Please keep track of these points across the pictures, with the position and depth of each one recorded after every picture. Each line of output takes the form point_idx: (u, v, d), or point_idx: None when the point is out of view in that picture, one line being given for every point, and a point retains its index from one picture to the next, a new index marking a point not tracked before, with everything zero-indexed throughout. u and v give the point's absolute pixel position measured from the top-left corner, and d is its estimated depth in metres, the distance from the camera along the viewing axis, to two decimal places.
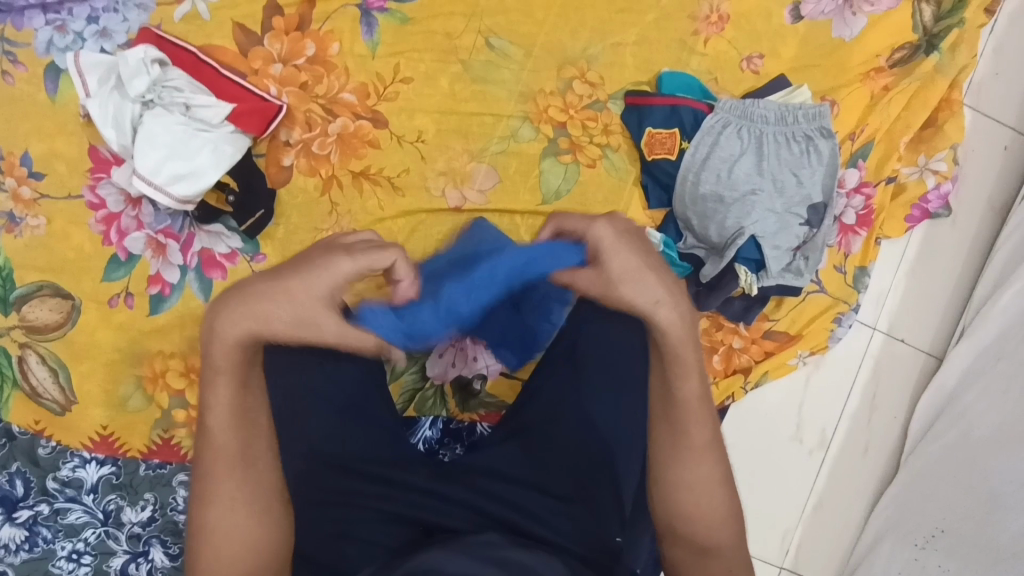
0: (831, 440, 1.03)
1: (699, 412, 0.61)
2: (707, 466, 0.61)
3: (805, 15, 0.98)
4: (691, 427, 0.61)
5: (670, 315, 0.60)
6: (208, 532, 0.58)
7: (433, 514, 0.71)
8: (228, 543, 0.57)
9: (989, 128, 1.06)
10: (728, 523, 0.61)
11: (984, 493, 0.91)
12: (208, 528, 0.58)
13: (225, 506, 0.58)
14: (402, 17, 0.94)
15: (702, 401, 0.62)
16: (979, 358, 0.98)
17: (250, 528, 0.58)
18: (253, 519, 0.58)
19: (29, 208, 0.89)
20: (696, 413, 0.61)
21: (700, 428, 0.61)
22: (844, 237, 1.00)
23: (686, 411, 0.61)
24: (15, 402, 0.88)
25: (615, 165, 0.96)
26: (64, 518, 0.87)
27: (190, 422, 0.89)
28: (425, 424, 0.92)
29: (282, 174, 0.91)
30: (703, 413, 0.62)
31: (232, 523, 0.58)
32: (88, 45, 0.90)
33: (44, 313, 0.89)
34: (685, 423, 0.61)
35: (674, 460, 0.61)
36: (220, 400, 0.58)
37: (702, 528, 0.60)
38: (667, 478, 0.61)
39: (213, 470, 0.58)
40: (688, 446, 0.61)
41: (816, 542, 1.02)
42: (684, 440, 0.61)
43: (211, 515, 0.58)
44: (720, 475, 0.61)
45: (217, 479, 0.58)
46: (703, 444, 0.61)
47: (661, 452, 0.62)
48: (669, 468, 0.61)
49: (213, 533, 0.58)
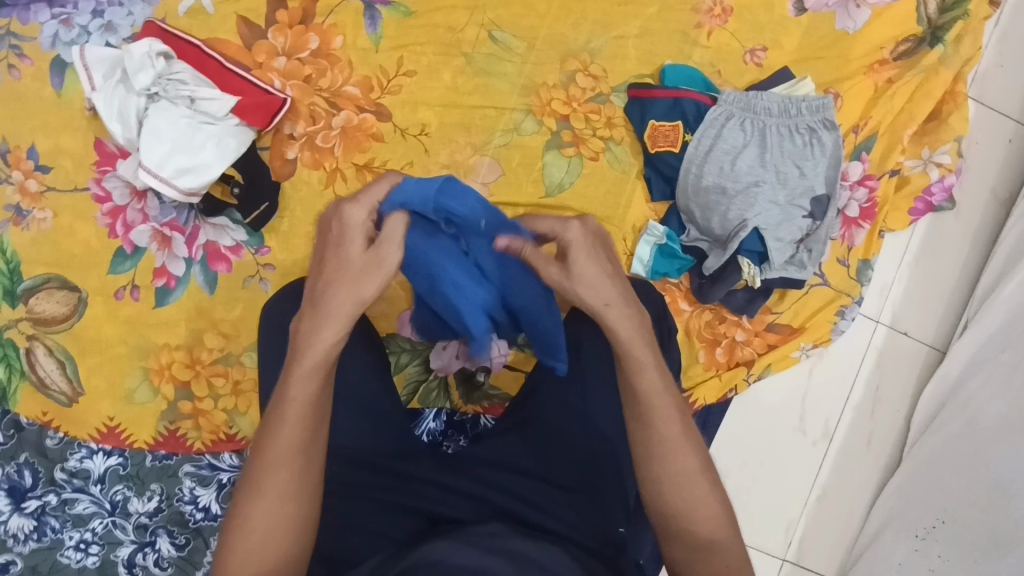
0: (834, 432, 1.03)
1: (669, 404, 0.60)
2: (682, 459, 0.58)
3: (808, 9, 0.98)
4: (658, 417, 0.59)
5: (619, 316, 0.62)
6: (252, 524, 0.54)
7: (434, 502, 0.73)
8: (261, 540, 0.54)
9: (992, 120, 1.05)
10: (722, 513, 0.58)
11: (987, 485, 0.89)
12: (251, 519, 0.54)
13: (279, 499, 0.55)
14: (404, 10, 0.94)
15: (666, 391, 0.60)
16: (985, 347, 0.98)
17: (285, 532, 0.55)
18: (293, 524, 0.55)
19: (35, 201, 0.90)
20: (662, 403, 0.59)
21: (669, 421, 0.59)
22: (846, 230, 1.00)
23: (656, 402, 0.59)
24: (22, 393, 0.89)
25: (617, 158, 0.96)
26: (72, 508, 0.88)
27: (196, 414, 0.90)
28: (428, 416, 0.93)
29: (286, 167, 0.92)
30: (670, 405, 0.60)
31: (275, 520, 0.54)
32: (93, 40, 0.90)
33: (51, 305, 0.90)
34: (649, 415, 0.59)
35: (657, 455, 0.58)
36: (300, 390, 0.57)
37: (677, 526, 0.58)
38: (656, 471, 0.58)
39: (272, 459, 0.55)
40: (653, 445, 0.59)
41: (819, 534, 1.03)
42: (653, 433, 0.59)
43: (259, 511, 0.54)
44: (700, 468, 0.58)
45: (264, 471, 0.55)
46: (672, 434, 0.59)
47: (638, 451, 0.60)
48: (647, 464, 0.59)
49: (250, 528, 0.54)
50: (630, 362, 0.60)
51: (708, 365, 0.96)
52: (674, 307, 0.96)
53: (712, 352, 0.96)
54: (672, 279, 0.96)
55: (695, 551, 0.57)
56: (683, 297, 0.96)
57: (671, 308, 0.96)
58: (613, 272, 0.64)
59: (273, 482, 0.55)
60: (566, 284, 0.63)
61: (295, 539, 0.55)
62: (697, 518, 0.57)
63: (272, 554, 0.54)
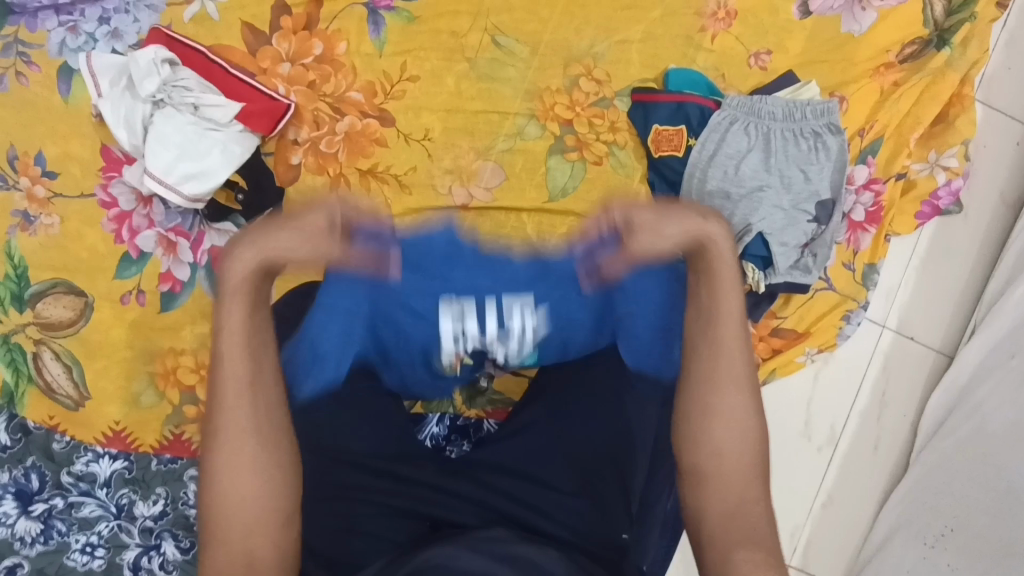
0: (839, 438, 1.03)
1: (735, 335, 0.61)
2: (732, 401, 0.60)
3: (813, 11, 0.97)
4: (724, 351, 0.61)
5: (717, 232, 0.63)
6: (220, 473, 0.55)
7: (440, 509, 0.72)
8: (246, 485, 0.55)
9: (1001, 123, 1.04)
10: (752, 472, 0.59)
11: (1000, 491, 0.88)
12: (223, 454, 0.55)
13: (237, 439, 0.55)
14: (407, 16, 0.94)
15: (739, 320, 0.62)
16: (994, 351, 0.96)
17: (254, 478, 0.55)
18: (262, 466, 0.56)
19: (42, 207, 0.91)
20: (731, 339, 0.61)
21: (730, 359, 0.61)
22: (852, 234, 0.99)
23: (725, 328, 0.61)
24: (30, 398, 0.89)
25: (621, 163, 0.96)
26: (78, 512, 0.88)
27: (201, 418, 0.91)
28: (432, 421, 0.93)
29: (290, 173, 0.92)
30: (740, 349, 0.62)
31: (238, 464, 0.55)
32: (100, 47, 0.91)
33: (58, 310, 0.90)
34: (716, 345, 0.61)
35: (713, 391, 0.60)
36: (232, 318, 0.57)
37: (711, 467, 0.59)
38: (712, 411, 0.60)
39: (223, 400, 0.56)
40: (711, 379, 0.60)
41: (824, 541, 1.02)
42: (717, 367, 0.60)
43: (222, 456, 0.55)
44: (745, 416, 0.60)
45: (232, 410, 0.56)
46: (736, 374, 0.61)
47: (692, 378, 0.61)
48: (704, 395, 0.60)
49: (221, 475, 0.55)
50: (712, 286, 0.63)
51: None
52: None
53: None
54: None
55: (733, 506, 0.59)
56: None
57: None
58: (666, 204, 0.64)
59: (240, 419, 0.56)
60: (655, 225, 0.62)
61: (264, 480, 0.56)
62: (731, 471, 0.59)
63: (253, 489, 0.55)
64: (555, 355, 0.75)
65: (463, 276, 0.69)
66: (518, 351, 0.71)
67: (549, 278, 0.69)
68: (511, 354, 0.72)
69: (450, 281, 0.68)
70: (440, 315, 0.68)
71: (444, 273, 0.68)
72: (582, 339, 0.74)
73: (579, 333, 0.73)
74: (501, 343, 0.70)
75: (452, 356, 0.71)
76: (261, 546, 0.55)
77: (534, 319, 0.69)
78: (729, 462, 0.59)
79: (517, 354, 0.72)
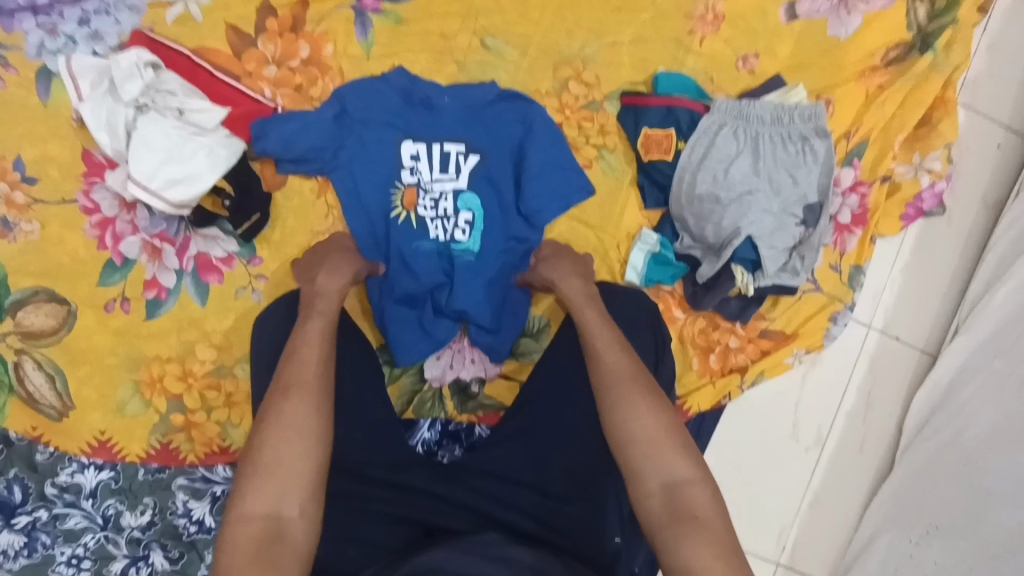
0: (827, 437, 1.04)
1: (608, 341, 0.69)
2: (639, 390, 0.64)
3: (800, 15, 0.98)
4: (604, 356, 0.68)
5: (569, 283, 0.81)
6: (285, 417, 0.62)
7: (431, 515, 0.72)
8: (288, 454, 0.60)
9: (982, 125, 1.06)
10: (688, 458, 0.61)
11: (977, 491, 0.92)
12: (288, 419, 0.62)
13: (303, 392, 0.64)
14: (396, 18, 0.93)
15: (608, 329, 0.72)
16: (977, 353, 0.99)
17: (307, 453, 0.61)
18: (309, 429, 0.62)
19: (22, 213, 0.89)
20: (607, 346, 0.69)
21: (615, 357, 0.68)
22: (839, 236, 1.00)
23: (597, 326, 0.72)
24: (12, 408, 0.88)
25: (610, 165, 0.96)
26: (63, 523, 0.87)
27: (188, 427, 0.90)
28: (422, 427, 0.92)
29: (277, 178, 0.91)
30: (620, 350, 0.68)
31: (298, 415, 0.62)
32: (80, 48, 0.89)
33: (40, 319, 0.88)
34: (595, 353, 0.69)
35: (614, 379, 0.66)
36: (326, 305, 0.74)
37: (636, 454, 0.61)
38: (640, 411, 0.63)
39: (301, 361, 0.67)
40: (603, 381, 0.66)
41: (813, 539, 1.04)
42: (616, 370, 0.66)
43: (291, 404, 0.63)
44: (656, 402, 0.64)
45: (307, 385, 0.65)
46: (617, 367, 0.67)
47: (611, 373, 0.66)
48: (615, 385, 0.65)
49: (280, 419, 0.62)
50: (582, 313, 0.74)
51: (702, 372, 0.97)
52: (668, 315, 0.96)
53: (706, 359, 0.97)
54: (666, 286, 0.96)
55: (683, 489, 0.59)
56: (677, 305, 0.97)
57: (665, 315, 0.96)
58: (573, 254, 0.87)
59: (310, 395, 0.64)
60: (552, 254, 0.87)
61: (315, 461, 0.61)
62: (668, 460, 0.60)
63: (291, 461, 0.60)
64: (494, 217, 0.89)
65: (422, 108, 0.89)
66: (458, 197, 0.88)
67: (501, 119, 0.89)
68: (451, 203, 0.88)
69: (414, 122, 0.89)
70: (401, 143, 0.88)
71: (423, 101, 0.89)
72: (504, 198, 0.89)
73: (508, 190, 0.89)
74: (444, 184, 0.88)
75: (401, 191, 0.88)
76: (289, 507, 0.58)
77: (477, 158, 0.88)
78: (661, 445, 0.61)
79: (458, 202, 0.88)
